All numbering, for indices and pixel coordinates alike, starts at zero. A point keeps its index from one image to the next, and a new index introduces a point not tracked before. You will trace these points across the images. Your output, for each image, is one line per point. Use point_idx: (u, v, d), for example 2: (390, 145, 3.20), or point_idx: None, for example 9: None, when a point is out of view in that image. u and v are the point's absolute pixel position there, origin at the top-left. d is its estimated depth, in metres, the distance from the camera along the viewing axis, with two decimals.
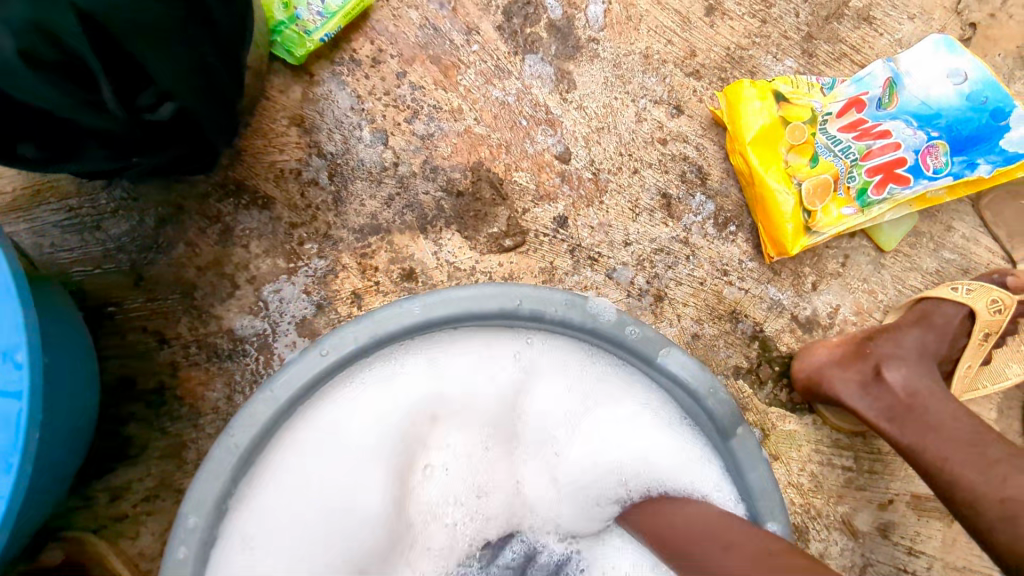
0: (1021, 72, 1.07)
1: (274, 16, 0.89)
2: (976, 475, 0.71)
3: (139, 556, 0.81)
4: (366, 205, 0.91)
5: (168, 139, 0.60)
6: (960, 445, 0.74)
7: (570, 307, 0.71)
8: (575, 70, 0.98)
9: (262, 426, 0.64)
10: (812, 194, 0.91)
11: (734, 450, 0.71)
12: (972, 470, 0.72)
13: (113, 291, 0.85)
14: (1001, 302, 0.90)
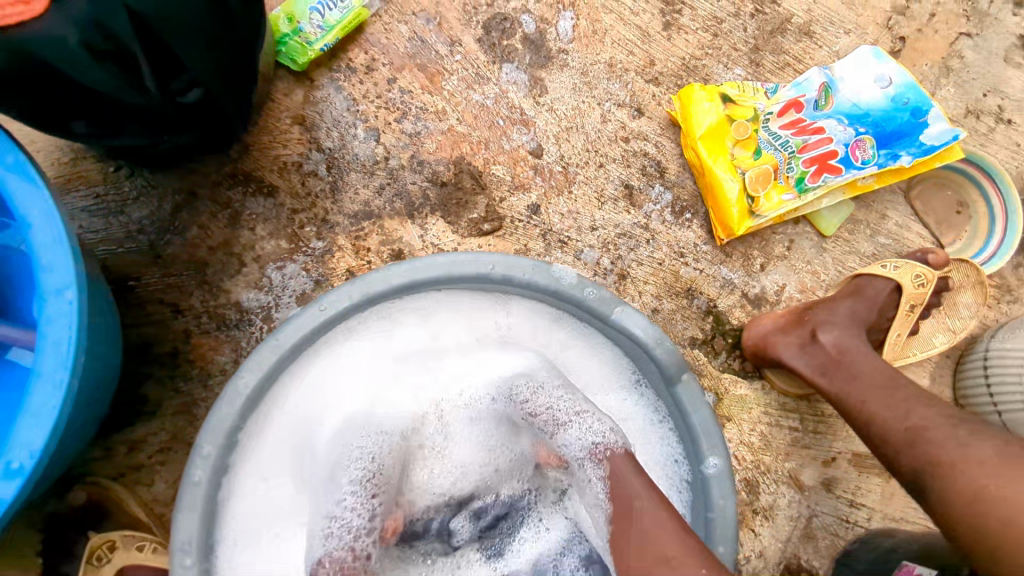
0: (946, 80, 1.20)
1: (280, 29, 1.02)
2: (888, 413, 0.81)
3: (153, 501, 0.91)
4: (360, 193, 1.02)
5: (192, 121, 0.71)
6: (876, 388, 0.85)
7: (535, 271, 0.82)
8: (546, 77, 1.10)
9: (267, 370, 0.75)
10: (755, 182, 1.03)
11: (679, 394, 0.83)
12: (884, 409, 0.82)
13: (134, 268, 0.96)
14: (925, 277, 1.02)
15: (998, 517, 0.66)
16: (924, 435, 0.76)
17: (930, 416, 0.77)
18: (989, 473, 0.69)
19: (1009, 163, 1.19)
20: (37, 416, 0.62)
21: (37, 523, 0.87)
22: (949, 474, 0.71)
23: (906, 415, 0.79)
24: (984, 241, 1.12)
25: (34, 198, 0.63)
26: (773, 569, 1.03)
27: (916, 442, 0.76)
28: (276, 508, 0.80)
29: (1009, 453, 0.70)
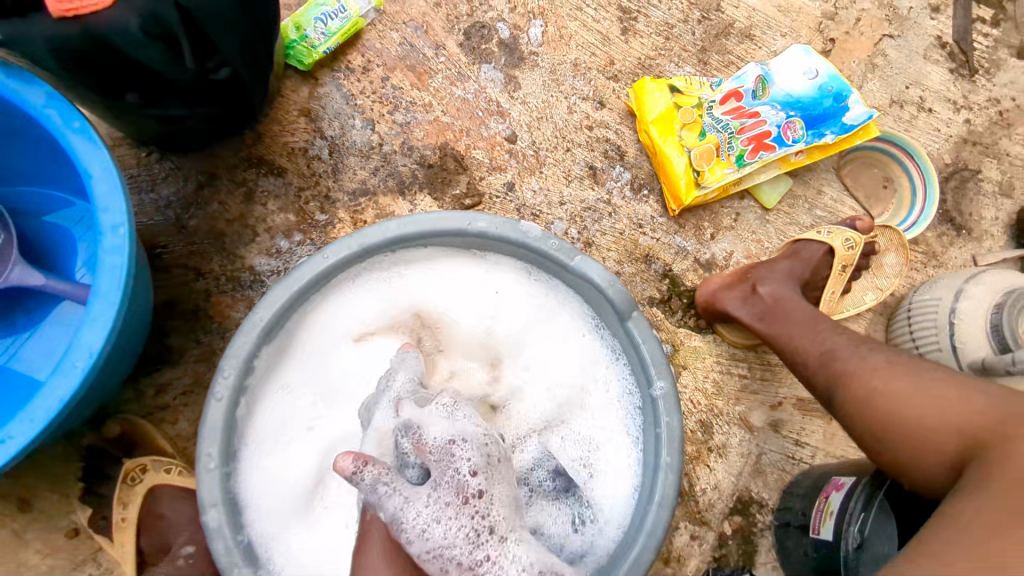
0: (872, 75, 1.37)
1: (289, 36, 1.18)
2: (807, 343, 0.95)
3: (177, 437, 1.05)
4: (358, 174, 1.18)
5: (218, 96, 0.87)
6: (801, 325, 0.98)
7: (505, 226, 0.96)
8: (520, 75, 1.26)
9: (279, 307, 0.88)
10: (699, 158, 1.19)
11: (631, 328, 0.96)
12: (806, 341, 0.96)
13: (161, 237, 1.10)
14: (854, 241, 1.12)
15: (885, 409, 0.80)
16: (834, 357, 0.89)
17: (838, 340, 0.91)
18: (881, 376, 0.82)
19: (931, 145, 1.34)
20: (95, 322, 0.74)
21: (79, 452, 1.02)
22: (847, 381, 0.85)
23: (823, 343, 0.93)
24: (908, 211, 1.28)
25: (92, 154, 0.78)
26: (726, 500, 1.15)
27: (829, 362, 0.90)
28: (285, 431, 0.92)
29: (898, 361, 0.83)
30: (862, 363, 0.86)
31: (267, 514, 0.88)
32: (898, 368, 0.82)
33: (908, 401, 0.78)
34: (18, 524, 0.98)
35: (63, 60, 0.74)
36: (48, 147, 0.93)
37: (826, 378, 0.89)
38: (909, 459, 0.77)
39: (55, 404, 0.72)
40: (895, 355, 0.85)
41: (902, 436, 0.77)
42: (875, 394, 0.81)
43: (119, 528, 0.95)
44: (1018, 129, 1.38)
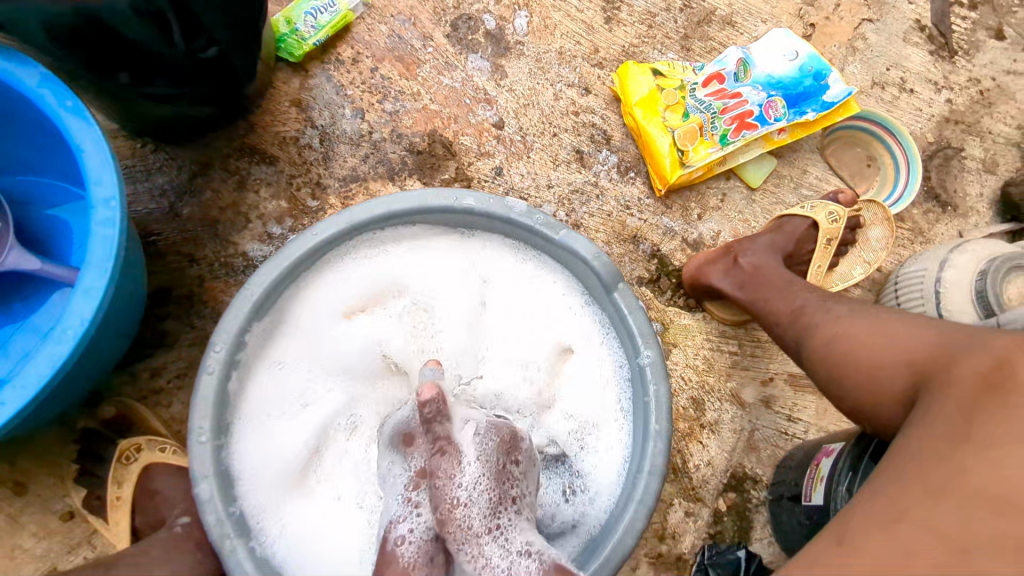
0: (853, 58, 1.39)
1: (280, 30, 1.20)
2: (782, 304, 0.97)
3: (172, 420, 1.06)
4: (348, 161, 1.20)
5: (205, 76, 0.91)
6: (778, 289, 1.00)
7: (492, 203, 0.98)
8: (506, 64, 1.28)
9: (269, 284, 0.90)
10: (683, 138, 1.22)
11: (617, 300, 0.97)
12: (780, 301, 0.98)
13: (156, 225, 1.12)
14: (837, 214, 1.14)
15: (844, 349, 0.80)
16: (803, 312, 0.91)
17: (808, 299, 0.93)
18: (841, 323, 0.83)
19: (914, 125, 1.36)
20: (88, 293, 0.77)
21: (74, 435, 1.03)
22: (812, 330, 0.87)
23: (795, 302, 0.95)
24: (892, 188, 1.30)
25: (85, 131, 0.80)
26: (720, 476, 1.15)
27: (798, 316, 0.91)
28: (278, 406, 0.93)
29: (860, 310, 0.84)
30: (826, 315, 0.87)
31: (261, 487, 0.89)
32: (857, 315, 0.83)
33: (864, 341, 0.79)
34: (14, 507, 0.99)
35: (57, 41, 0.78)
36: (43, 132, 0.95)
37: (795, 335, 0.90)
38: (869, 401, 0.77)
39: (45, 370, 0.74)
40: (857, 305, 0.85)
41: (860, 379, 0.77)
42: (834, 342, 0.82)
43: (114, 506, 0.96)
44: (999, 108, 1.40)
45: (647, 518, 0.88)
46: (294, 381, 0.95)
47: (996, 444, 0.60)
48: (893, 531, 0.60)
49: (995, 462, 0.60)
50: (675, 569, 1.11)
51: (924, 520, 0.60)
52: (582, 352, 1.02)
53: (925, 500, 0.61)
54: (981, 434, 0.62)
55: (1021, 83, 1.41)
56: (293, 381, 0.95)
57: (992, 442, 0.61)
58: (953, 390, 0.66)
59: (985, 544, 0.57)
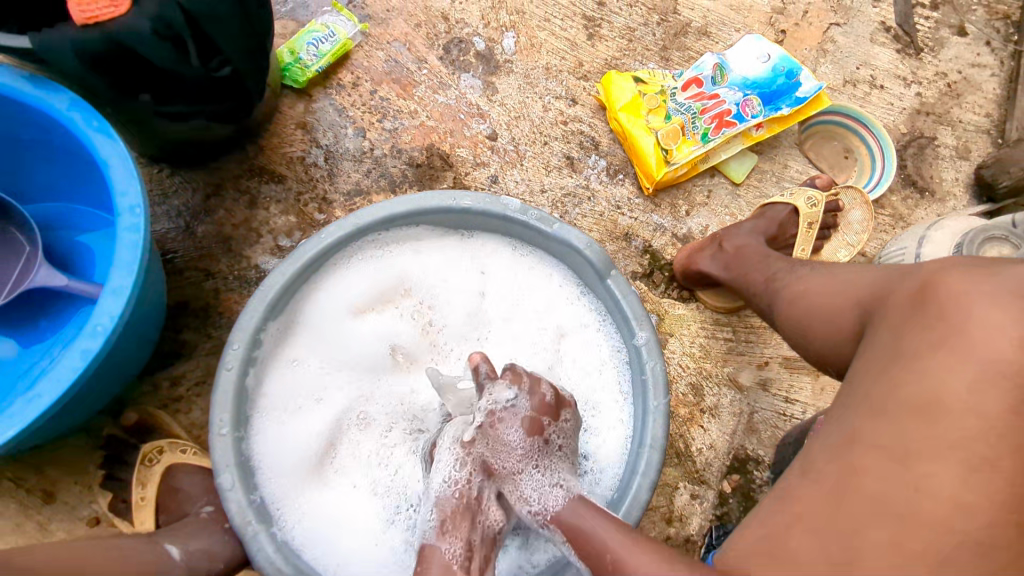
0: (824, 59, 1.46)
1: (285, 59, 1.28)
2: (757, 277, 1.06)
3: (191, 425, 1.11)
4: (351, 176, 1.27)
5: (219, 95, 1.00)
6: (759, 261, 1.08)
7: (490, 202, 1.04)
8: (497, 81, 1.35)
9: (283, 284, 0.95)
10: (666, 138, 1.29)
11: (611, 286, 1.03)
12: (757, 273, 1.07)
13: (172, 244, 1.18)
14: (816, 199, 1.22)
15: (804, 306, 0.90)
16: (775, 279, 1.01)
17: (780, 267, 1.03)
18: (802, 283, 0.94)
19: (886, 118, 1.43)
20: (117, 292, 0.84)
21: (100, 441, 1.08)
22: (782, 294, 0.96)
23: (770, 270, 1.05)
24: (869, 175, 1.37)
25: (111, 148, 0.88)
26: (722, 459, 1.19)
27: (773, 283, 1.01)
28: (293, 402, 0.99)
29: (818, 269, 0.95)
30: (793, 277, 0.97)
31: (279, 478, 0.94)
32: (816, 274, 0.93)
33: (821, 294, 0.88)
34: (43, 515, 1.03)
35: (89, 66, 0.86)
36: (72, 157, 1.02)
37: (769, 300, 0.99)
38: (828, 347, 0.85)
39: (78, 363, 0.81)
40: (819, 266, 0.96)
41: (819, 328, 0.86)
42: (798, 299, 0.92)
43: (139, 506, 1.01)
44: (967, 98, 1.46)
45: (650, 490, 0.91)
46: (309, 375, 1.01)
47: (922, 352, 0.67)
48: (846, 454, 0.67)
49: (924, 371, 0.66)
50: (684, 551, 1.14)
51: (871, 440, 0.66)
52: (581, 338, 1.08)
53: (871, 419, 0.67)
54: (911, 350, 0.68)
55: (985, 75, 1.48)
56: (308, 375, 1.01)
57: (922, 350, 0.67)
58: (891, 318, 0.74)
59: (932, 454, 0.62)
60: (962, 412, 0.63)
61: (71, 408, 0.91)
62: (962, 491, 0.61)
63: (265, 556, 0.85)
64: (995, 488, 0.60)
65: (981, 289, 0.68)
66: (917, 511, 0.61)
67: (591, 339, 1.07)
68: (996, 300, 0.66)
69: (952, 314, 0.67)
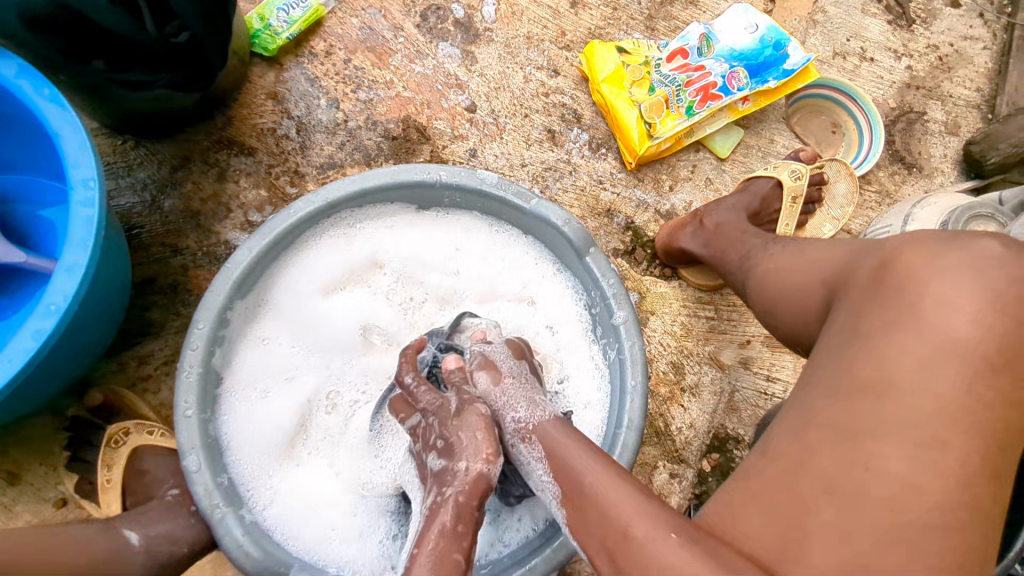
0: (814, 30, 1.41)
1: (254, 26, 1.22)
2: (734, 254, 1.03)
3: (160, 405, 1.09)
4: (325, 149, 1.22)
5: (178, 61, 0.96)
6: (737, 240, 1.06)
7: (465, 177, 1.00)
8: (476, 51, 1.30)
9: (249, 261, 0.92)
10: (650, 111, 1.25)
11: (590, 264, 1.00)
12: (735, 251, 1.04)
13: (138, 219, 1.14)
14: (800, 171, 1.20)
15: (775, 283, 0.88)
16: (749, 256, 0.98)
17: (755, 244, 1.00)
18: (774, 260, 0.91)
19: (876, 92, 1.39)
20: (71, 270, 0.80)
21: (65, 422, 1.05)
22: (756, 274, 0.93)
23: (745, 247, 1.02)
24: (857, 151, 1.34)
25: (62, 118, 0.83)
26: (702, 438, 1.18)
27: (748, 261, 0.98)
28: (263, 382, 0.97)
29: (789, 246, 0.92)
30: (765, 255, 0.95)
31: (248, 460, 0.92)
32: (786, 250, 0.91)
33: (790, 270, 0.86)
34: (7, 497, 1.01)
35: (35, 29, 0.82)
36: (22, 126, 0.97)
37: (742, 277, 0.97)
38: (798, 323, 0.82)
39: (32, 344, 0.78)
40: (791, 243, 0.92)
41: (789, 304, 0.84)
42: (770, 276, 0.89)
43: (105, 489, 0.99)
44: (958, 72, 1.43)
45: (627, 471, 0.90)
46: (277, 354, 0.99)
47: (879, 331, 0.65)
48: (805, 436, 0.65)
49: (878, 348, 0.64)
50: None
51: (822, 419, 0.64)
52: (557, 317, 1.05)
53: (830, 402, 0.65)
54: (867, 328, 0.66)
55: (977, 48, 1.45)
56: (277, 354, 0.99)
57: (881, 329, 0.65)
58: (852, 294, 0.71)
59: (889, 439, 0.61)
60: (923, 394, 0.61)
61: (31, 388, 0.88)
62: (928, 480, 0.59)
63: (232, 539, 0.83)
64: (972, 476, 0.59)
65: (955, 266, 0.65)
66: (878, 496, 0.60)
67: (567, 317, 1.05)
68: (952, 272, 0.64)
69: (908, 289, 0.65)
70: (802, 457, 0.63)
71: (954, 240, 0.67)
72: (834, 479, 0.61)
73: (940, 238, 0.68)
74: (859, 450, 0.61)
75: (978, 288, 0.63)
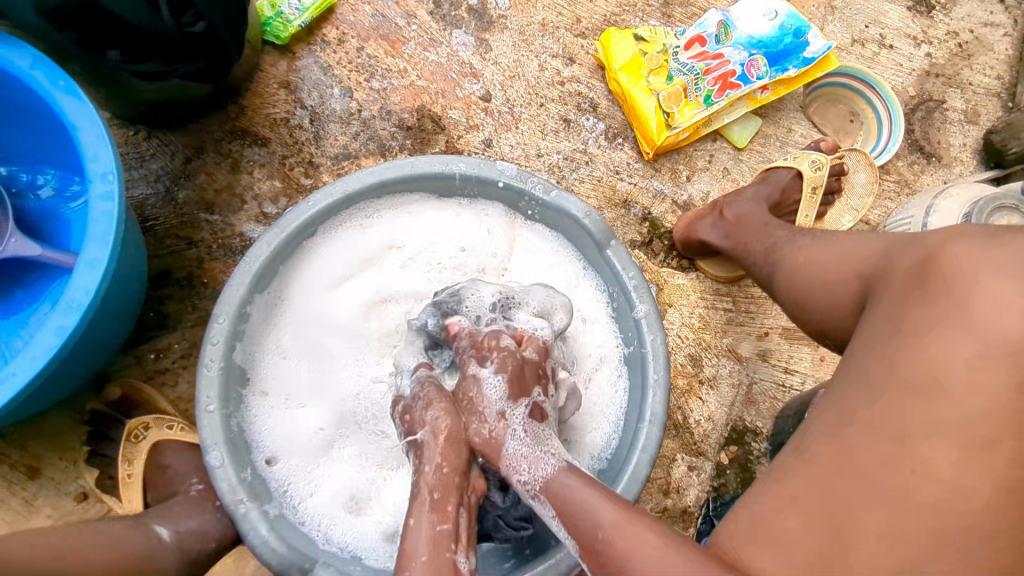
0: (833, 17, 1.39)
1: (265, 13, 1.20)
2: (758, 247, 1.02)
3: (178, 398, 1.08)
4: (339, 139, 1.20)
5: (194, 53, 0.94)
6: (759, 232, 1.05)
7: (484, 168, 0.99)
8: (490, 38, 1.28)
9: (268, 255, 0.91)
10: (668, 100, 1.23)
11: (611, 257, 0.99)
12: (757, 244, 1.03)
13: (152, 212, 1.13)
14: (820, 162, 1.19)
15: (802, 280, 0.87)
16: (775, 250, 0.97)
17: (780, 237, 0.99)
18: (803, 254, 0.90)
19: (895, 79, 1.37)
20: (93, 264, 0.80)
21: (84, 416, 1.05)
22: (783, 268, 0.92)
23: (769, 239, 1.02)
24: (876, 140, 1.33)
25: (79, 110, 0.82)
26: (720, 431, 1.18)
27: (773, 255, 0.97)
28: (284, 378, 0.97)
29: (821, 238, 0.91)
30: (794, 248, 0.93)
31: (274, 457, 0.92)
32: (817, 243, 0.90)
33: (820, 264, 0.85)
34: (28, 491, 1.01)
35: (50, 19, 0.81)
36: (36, 117, 0.95)
37: (769, 271, 0.96)
38: (831, 319, 0.82)
39: (54, 341, 0.77)
40: (822, 236, 0.91)
41: (822, 299, 0.83)
42: (799, 270, 0.88)
43: (126, 483, 1.00)
44: (978, 59, 1.41)
45: (650, 465, 0.89)
46: (297, 350, 0.98)
47: (924, 328, 0.64)
48: (841, 434, 0.65)
49: (922, 347, 0.63)
50: (681, 522, 1.14)
51: (866, 419, 0.64)
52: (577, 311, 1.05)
53: (868, 400, 0.65)
54: (916, 324, 0.65)
55: (998, 35, 1.42)
56: (296, 349, 0.98)
57: (926, 327, 0.64)
58: (892, 291, 0.71)
59: (923, 437, 0.61)
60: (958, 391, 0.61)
61: (51, 384, 0.88)
62: (963, 478, 0.59)
63: (258, 535, 0.83)
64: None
65: (990, 261, 0.64)
66: (914, 494, 0.59)
67: (586, 312, 1.05)
68: (993, 268, 0.63)
69: (957, 285, 0.64)
70: (840, 454, 0.64)
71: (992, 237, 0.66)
72: (874, 481, 0.61)
73: (989, 235, 0.67)
74: (897, 448, 0.61)
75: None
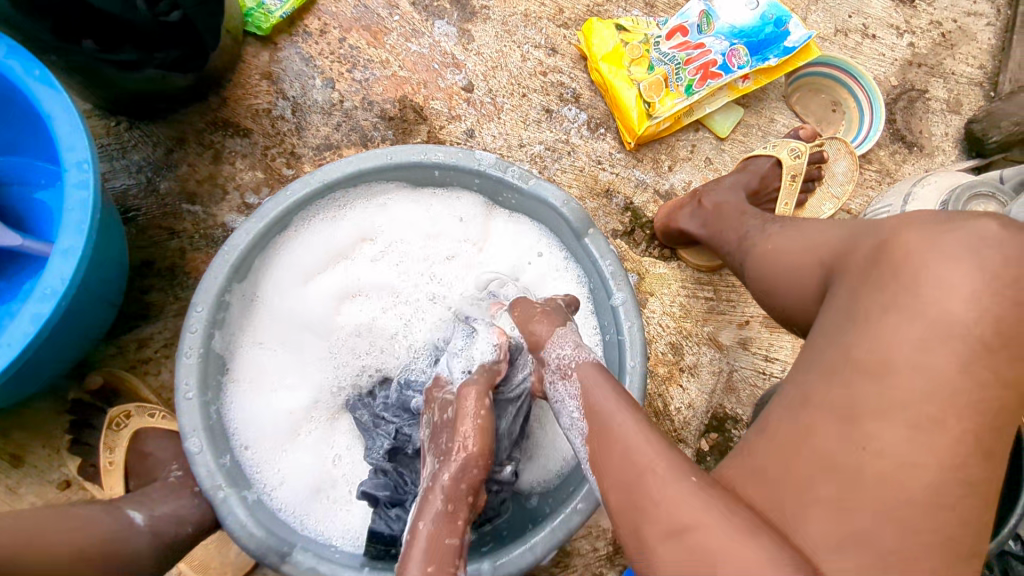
0: (815, 6, 1.39)
1: (246, 4, 1.20)
2: (729, 236, 1.03)
3: (161, 387, 1.09)
4: (321, 130, 1.21)
5: (170, 41, 0.95)
6: (734, 220, 1.05)
7: (463, 157, 0.99)
8: (472, 28, 1.29)
9: (245, 244, 0.91)
10: (649, 90, 1.23)
11: (588, 245, 0.99)
12: (731, 232, 1.04)
13: (134, 203, 1.13)
14: (799, 150, 1.19)
15: (773, 266, 0.88)
16: (748, 237, 0.98)
17: (752, 225, 1.00)
18: (773, 242, 0.91)
19: (877, 69, 1.38)
20: (67, 253, 0.80)
21: (66, 406, 1.06)
22: (754, 258, 0.93)
23: (742, 227, 1.02)
24: (858, 130, 1.33)
25: (53, 99, 0.82)
26: (701, 418, 1.18)
27: (745, 242, 0.98)
28: (261, 369, 0.97)
29: (791, 226, 0.91)
30: (764, 235, 0.94)
31: (251, 444, 0.93)
32: (787, 230, 0.90)
33: (790, 252, 0.86)
34: (11, 479, 1.02)
35: (23, 9, 0.81)
36: (14, 106, 0.96)
37: (741, 259, 0.97)
38: (799, 306, 0.83)
39: (30, 328, 0.78)
40: (791, 223, 0.92)
41: (790, 287, 0.83)
42: (769, 259, 0.89)
43: (109, 471, 1.01)
44: (961, 49, 1.41)
45: None
46: (274, 339, 0.99)
47: (877, 310, 0.65)
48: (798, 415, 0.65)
49: (875, 329, 0.64)
50: None
51: (821, 400, 0.65)
52: (554, 302, 1.05)
53: (825, 382, 0.66)
54: (867, 307, 0.66)
55: (981, 24, 1.43)
56: (273, 339, 0.99)
57: (882, 310, 0.65)
58: (849, 277, 0.71)
59: (880, 418, 0.62)
60: (913, 374, 0.61)
61: (29, 374, 0.88)
62: (916, 458, 0.60)
63: (236, 519, 0.84)
64: (971, 459, 0.60)
65: (949, 245, 0.65)
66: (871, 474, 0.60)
67: (563, 302, 1.05)
68: (951, 253, 0.64)
69: (906, 269, 0.65)
70: (799, 435, 0.65)
71: (954, 221, 0.66)
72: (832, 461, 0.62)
73: (948, 219, 0.68)
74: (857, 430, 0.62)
75: (976, 269, 0.63)
